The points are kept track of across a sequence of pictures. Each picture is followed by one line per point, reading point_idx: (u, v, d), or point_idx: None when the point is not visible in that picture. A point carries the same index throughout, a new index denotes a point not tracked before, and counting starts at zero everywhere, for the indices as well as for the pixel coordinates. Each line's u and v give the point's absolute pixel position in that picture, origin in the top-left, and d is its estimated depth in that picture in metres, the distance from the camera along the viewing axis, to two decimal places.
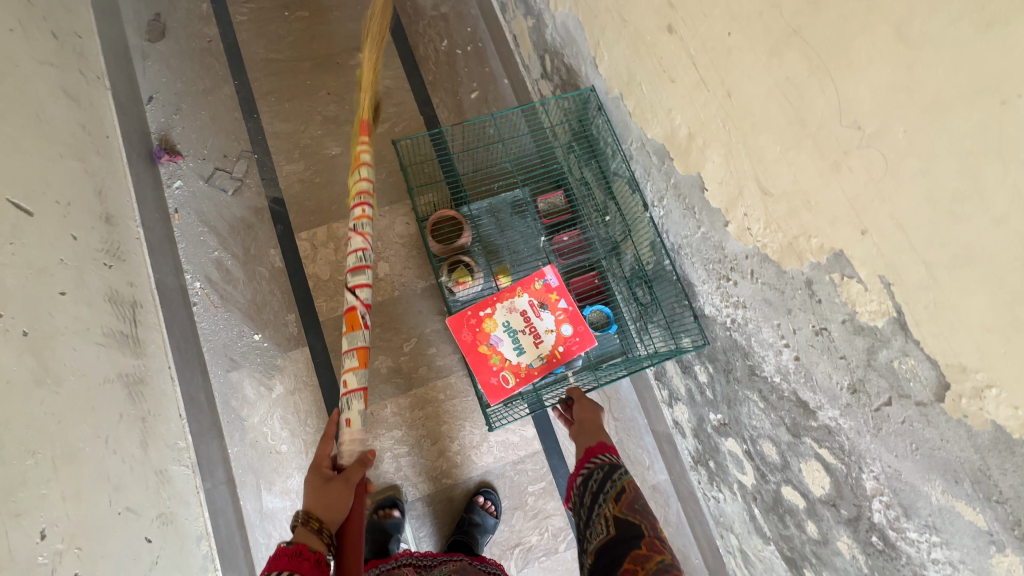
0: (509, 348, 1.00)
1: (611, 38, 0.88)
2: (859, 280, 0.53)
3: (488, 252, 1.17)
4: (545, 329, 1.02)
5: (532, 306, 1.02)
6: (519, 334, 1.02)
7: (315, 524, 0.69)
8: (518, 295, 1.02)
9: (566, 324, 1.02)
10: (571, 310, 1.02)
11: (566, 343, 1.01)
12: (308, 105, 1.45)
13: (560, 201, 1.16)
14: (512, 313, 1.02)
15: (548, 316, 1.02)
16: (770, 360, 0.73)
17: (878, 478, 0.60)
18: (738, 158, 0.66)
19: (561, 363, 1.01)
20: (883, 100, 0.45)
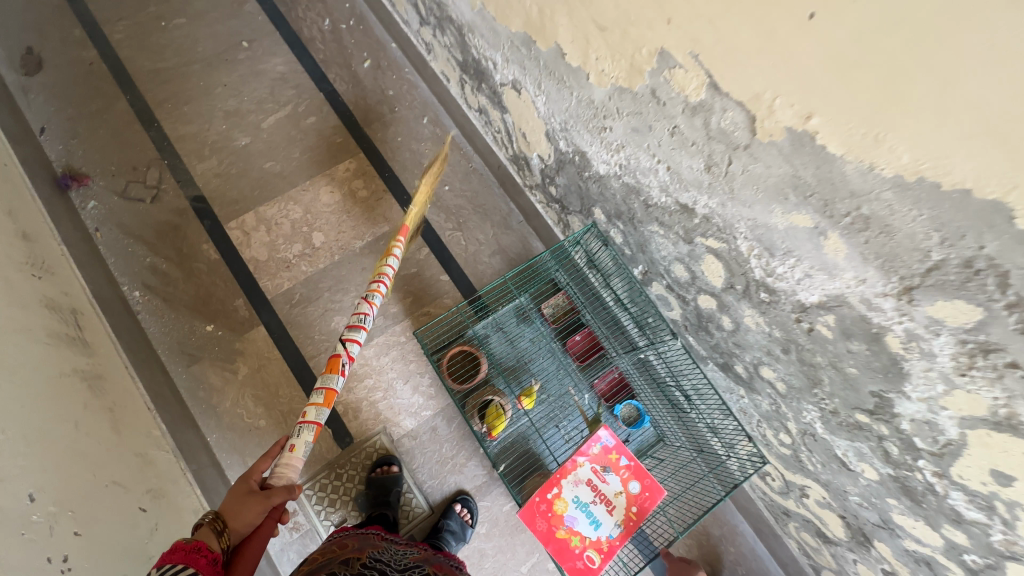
0: (586, 526, 0.96)
1: None
2: (679, 66, 0.65)
3: (508, 373, 1.30)
4: (613, 491, 0.98)
5: (595, 472, 0.99)
6: (591, 506, 0.97)
7: (219, 525, 0.74)
8: (579, 465, 0.97)
9: (633, 481, 0.97)
10: (632, 465, 0.96)
11: (639, 502, 0.96)
12: (207, 104, 1.48)
13: (563, 303, 1.34)
14: (578, 486, 0.98)
15: (613, 478, 0.97)
16: (654, 185, 0.85)
17: (747, 235, 0.72)
18: (577, 11, 0.77)
19: (639, 524, 0.96)
20: None
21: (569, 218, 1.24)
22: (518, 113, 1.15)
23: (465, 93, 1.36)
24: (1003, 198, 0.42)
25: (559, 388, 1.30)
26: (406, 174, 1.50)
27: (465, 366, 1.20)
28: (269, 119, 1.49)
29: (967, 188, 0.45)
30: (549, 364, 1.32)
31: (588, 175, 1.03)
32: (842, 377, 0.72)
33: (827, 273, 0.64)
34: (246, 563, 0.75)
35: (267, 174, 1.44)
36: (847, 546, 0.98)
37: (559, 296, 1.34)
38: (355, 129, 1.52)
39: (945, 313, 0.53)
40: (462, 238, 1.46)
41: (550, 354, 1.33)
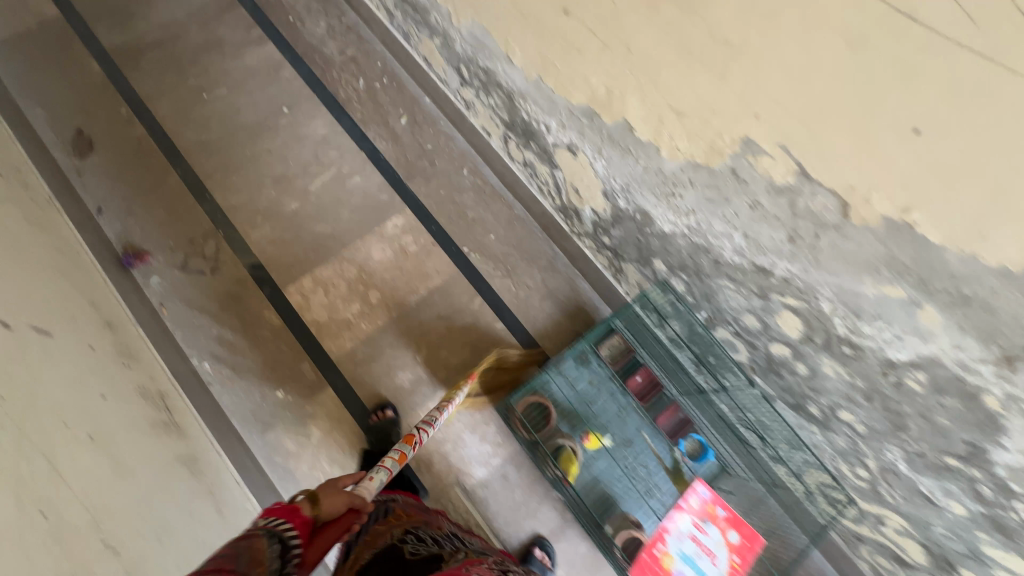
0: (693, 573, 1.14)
1: (516, 32, 1.02)
2: (766, 153, 0.70)
3: (572, 418, 1.36)
4: (715, 542, 1.16)
5: (697, 525, 1.18)
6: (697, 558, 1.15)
7: (310, 498, 0.78)
8: (681, 519, 1.18)
9: (732, 532, 1.15)
10: (730, 515, 1.17)
11: (740, 551, 1.15)
12: (255, 171, 1.53)
13: (620, 345, 1.39)
14: (683, 540, 1.16)
15: (714, 530, 1.16)
16: (727, 246, 0.90)
17: (830, 298, 0.77)
18: (651, 95, 0.82)
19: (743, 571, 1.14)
20: (737, 17, 0.61)
21: (622, 264, 1.29)
22: (571, 171, 1.20)
23: (509, 148, 1.41)
24: None
25: (621, 428, 1.36)
26: (451, 226, 1.55)
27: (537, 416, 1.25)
28: (316, 182, 1.54)
29: None
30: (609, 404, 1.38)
31: (649, 230, 1.08)
32: (931, 425, 0.77)
33: (919, 338, 0.69)
34: (314, 550, 0.75)
35: (320, 237, 1.49)
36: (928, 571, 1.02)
37: (616, 338, 1.39)
38: (399, 185, 1.57)
39: None
40: (511, 284, 1.51)
41: (609, 395, 1.38)
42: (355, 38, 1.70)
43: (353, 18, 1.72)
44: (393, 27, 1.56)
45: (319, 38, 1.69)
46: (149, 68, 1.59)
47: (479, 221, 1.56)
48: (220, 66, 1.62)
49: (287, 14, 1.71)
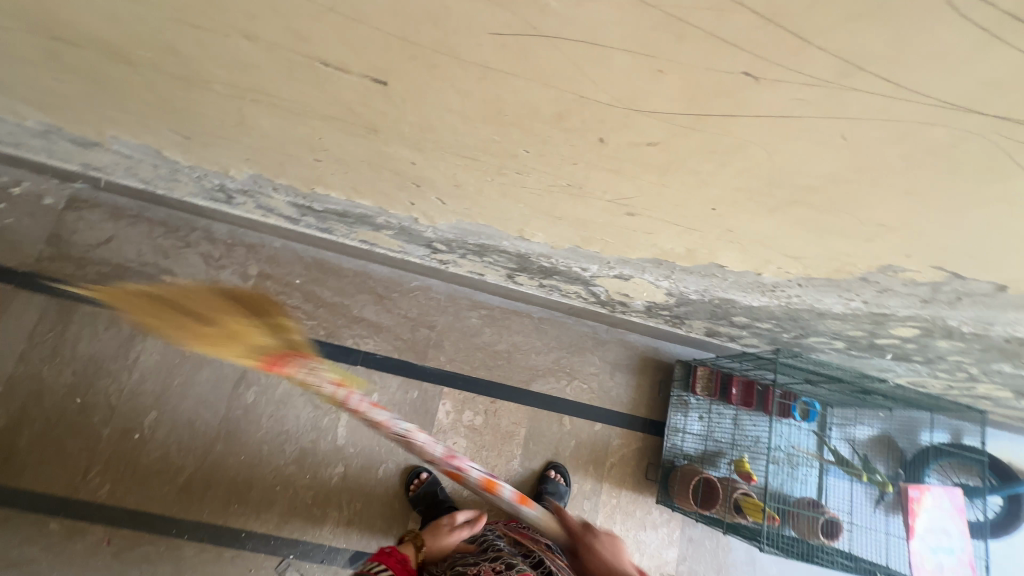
0: (950, 558, 1.01)
1: (539, 225, 0.90)
2: (913, 270, 0.73)
3: (711, 459, 1.42)
4: (941, 515, 1.04)
5: (938, 517, 1.04)
6: (948, 548, 1.02)
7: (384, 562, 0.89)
8: (922, 524, 1.03)
9: (947, 504, 1.05)
10: (936, 487, 1.06)
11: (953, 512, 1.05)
12: (268, 469, 1.25)
13: (707, 373, 1.45)
14: (933, 534, 1.02)
15: (933, 513, 1.04)
16: (838, 305, 0.95)
17: (962, 319, 0.87)
18: (756, 250, 0.79)
19: (945, 529, 1.03)
20: (903, 213, 0.60)
21: (687, 320, 1.31)
22: (617, 287, 1.15)
23: (516, 280, 1.29)
24: None
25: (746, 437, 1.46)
26: (494, 372, 1.43)
27: (696, 492, 1.30)
28: (340, 431, 1.31)
29: None
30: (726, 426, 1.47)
31: (730, 305, 1.10)
32: None
33: None
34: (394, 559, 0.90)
35: (390, 479, 1.31)
36: (1013, 397, 1.31)
37: (700, 370, 1.45)
38: (419, 371, 1.39)
39: None
40: (581, 383, 1.48)
41: (721, 417, 1.47)
42: (247, 253, 1.37)
43: (225, 230, 1.37)
44: (299, 226, 1.26)
45: (207, 279, 1.33)
46: (36, 455, 1.16)
47: (513, 349, 1.46)
48: (121, 389, 1.23)
49: (145, 275, 1.30)
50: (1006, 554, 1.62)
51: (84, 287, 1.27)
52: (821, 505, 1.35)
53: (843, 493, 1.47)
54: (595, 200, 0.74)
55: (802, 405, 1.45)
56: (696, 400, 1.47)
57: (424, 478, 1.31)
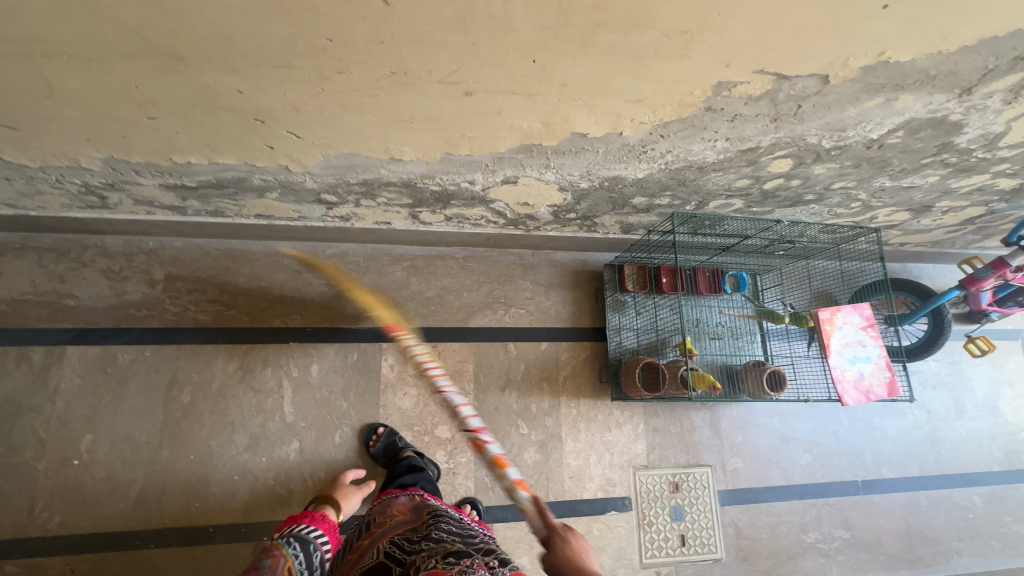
0: (868, 366, 1.07)
1: (399, 137, 0.89)
2: (742, 82, 0.76)
3: (656, 349, 1.47)
4: (854, 330, 1.09)
5: (851, 333, 1.09)
6: (864, 357, 1.08)
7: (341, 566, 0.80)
8: (838, 341, 1.08)
9: (858, 320, 1.10)
10: (843, 307, 1.10)
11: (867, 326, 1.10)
12: (222, 462, 1.24)
13: (635, 269, 1.48)
14: (850, 347, 1.08)
15: (847, 329, 1.09)
16: (710, 153, 0.98)
17: (817, 132, 0.91)
18: (602, 103, 0.80)
19: (859, 342, 1.08)
20: (693, 9, 0.61)
21: (596, 219, 1.33)
22: (512, 196, 1.16)
23: (421, 219, 1.29)
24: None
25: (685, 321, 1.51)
26: (429, 319, 1.44)
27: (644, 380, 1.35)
28: (287, 409, 1.30)
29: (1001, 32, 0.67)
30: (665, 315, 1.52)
31: (621, 184, 1.12)
32: (909, 153, 1.00)
33: (896, 115, 0.86)
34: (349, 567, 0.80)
35: (349, 442, 1.31)
36: (911, 219, 1.38)
37: (628, 268, 1.48)
38: (354, 334, 1.39)
39: (995, 86, 0.79)
40: (518, 310, 1.50)
41: (658, 308, 1.51)
42: (148, 259, 1.33)
43: (120, 242, 1.32)
44: (189, 215, 1.23)
45: (112, 293, 1.29)
46: None
47: (444, 292, 1.46)
48: (49, 421, 1.20)
49: (44, 304, 1.26)
50: (948, 373, 1.73)
51: None
52: (763, 364, 1.41)
53: (785, 350, 1.54)
54: (428, 85, 0.74)
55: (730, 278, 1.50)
56: (632, 297, 1.51)
57: (381, 432, 1.31)
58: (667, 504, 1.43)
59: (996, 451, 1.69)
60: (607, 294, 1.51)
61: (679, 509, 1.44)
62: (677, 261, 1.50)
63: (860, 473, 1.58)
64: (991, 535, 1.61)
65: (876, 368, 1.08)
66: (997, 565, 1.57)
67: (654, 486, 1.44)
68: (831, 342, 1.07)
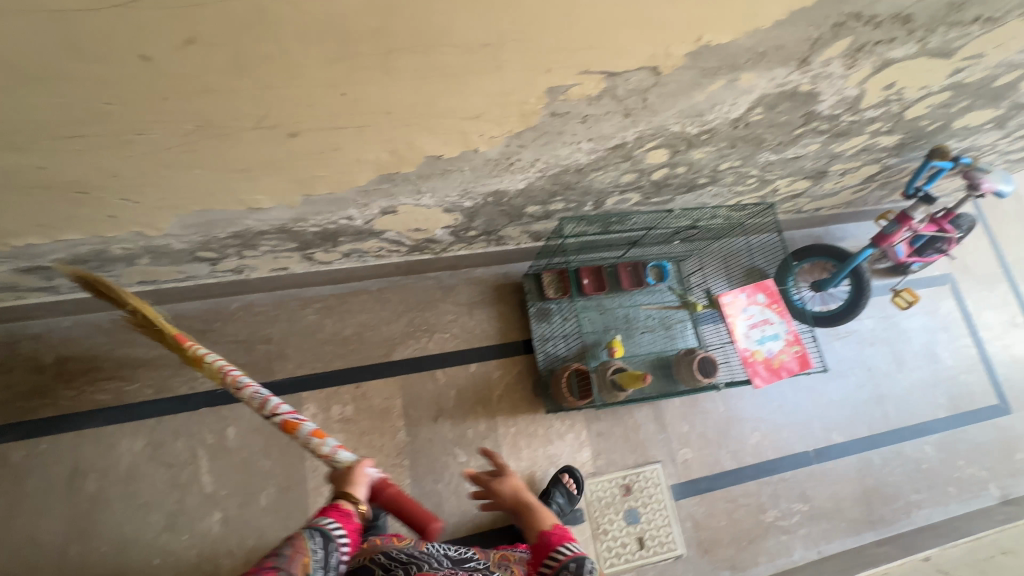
0: (776, 343, 1.06)
1: (246, 186, 0.84)
2: (574, 85, 0.73)
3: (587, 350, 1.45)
4: (758, 310, 1.08)
5: (756, 312, 1.08)
6: (771, 335, 1.07)
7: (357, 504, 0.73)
8: (742, 325, 1.07)
9: (760, 296, 1.09)
10: (747, 287, 1.10)
11: (772, 299, 1.09)
12: (138, 548, 1.16)
13: (554, 276, 1.46)
14: (756, 328, 1.07)
15: (751, 309, 1.08)
16: (579, 155, 0.96)
17: (679, 120, 0.89)
18: (441, 124, 0.77)
19: (765, 321, 1.08)
20: (481, 23, 0.58)
21: (500, 232, 1.29)
22: (400, 224, 1.12)
23: (318, 259, 1.24)
24: None
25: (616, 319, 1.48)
26: (350, 359, 1.38)
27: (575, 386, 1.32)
28: (204, 480, 1.23)
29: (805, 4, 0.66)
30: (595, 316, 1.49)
31: (508, 197, 1.09)
32: (778, 127, 0.99)
33: (746, 94, 0.85)
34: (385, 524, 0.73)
35: (276, 503, 1.24)
36: (813, 186, 1.39)
37: (546, 275, 1.46)
38: (270, 388, 1.32)
39: (830, 53, 0.78)
40: (443, 334, 1.45)
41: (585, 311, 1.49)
42: (33, 343, 1.24)
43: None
44: (66, 292, 1.16)
45: None
46: None
47: (362, 329, 1.41)
48: None
49: None
50: (884, 328, 1.74)
51: None
52: (694, 350, 1.39)
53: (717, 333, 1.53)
54: (242, 131, 0.70)
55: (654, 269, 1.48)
56: (556, 304, 1.48)
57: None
58: (622, 507, 1.40)
59: (941, 397, 1.71)
60: (531, 305, 1.48)
61: (635, 510, 1.40)
62: (596, 260, 1.49)
63: (810, 444, 1.57)
64: (946, 481, 1.62)
65: (784, 343, 1.07)
66: (957, 511, 1.58)
67: (606, 491, 1.41)
68: (734, 322, 1.07)
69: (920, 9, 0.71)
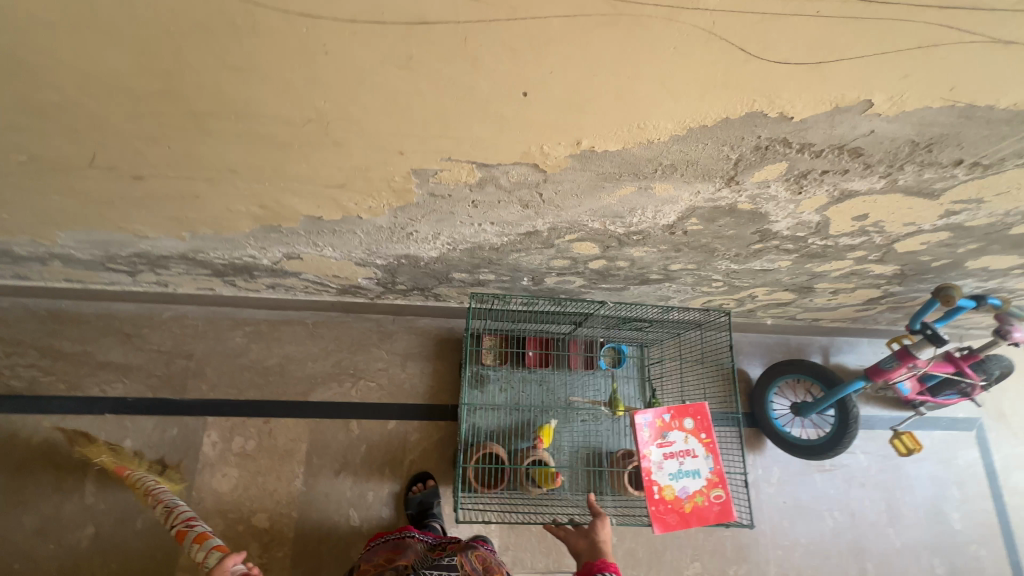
0: (695, 483, 0.93)
1: (119, 215, 0.80)
2: (441, 170, 0.63)
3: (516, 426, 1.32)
4: (682, 439, 0.96)
5: (678, 441, 0.95)
6: (691, 472, 0.94)
7: None
8: (660, 455, 0.94)
9: (688, 422, 0.96)
10: (672, 408, 0.97)
11: (701, 428, 0.96)
12: (4, 547, 1.14)
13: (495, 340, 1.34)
14: (676, 461, 0.94)
15: (674, 437, 0.95)
16: (489, 236, 0.86)
17: (594, 219, 0.77)
18: (304, 188, 0.69)
19: (686, 453, 0.94)
20: (288, 98, 0.50)
21: (434, 290, 1.20)
22: (315, 269, 1.06)
23: (242, 286, 1.19)
24: (735, 115, 0.51)
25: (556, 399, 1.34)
26: (266, 391, 1.33)
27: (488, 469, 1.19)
28: (87, 489, 1.20)
29: (706, 122, 0.53)
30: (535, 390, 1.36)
31: (424, 262, 1.00)
32: (727, 239, 0.85)
33: (669, 203, 0.72)
34: None
35: (151, 529, 1.19)
36: (799, 299, 1.20)
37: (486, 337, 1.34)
38: (178, 406, 1.28)
39: (763, 176, 0.64)
40: (369, 382, 1.37)
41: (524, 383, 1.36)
42: None
43: None
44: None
45: None
46: None
47: (287, 362, 1.35)
48: None
49: None
50: (880, 469, 1.49)
51: None
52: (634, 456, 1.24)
53: None
54: (79, 169, 0.65)
55: (607, 351, 1.33)
56: (494, 372, 1.35)
57: (427, 485, 1.28)
58: None
59: (939, 568, 1.43)
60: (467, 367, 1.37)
61: None
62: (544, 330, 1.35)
63: None
64: None
65: (704, 484, 0.94)
66: None
67: None
68: (650, 448, 0.94)
69: (871, 145, 0.56)
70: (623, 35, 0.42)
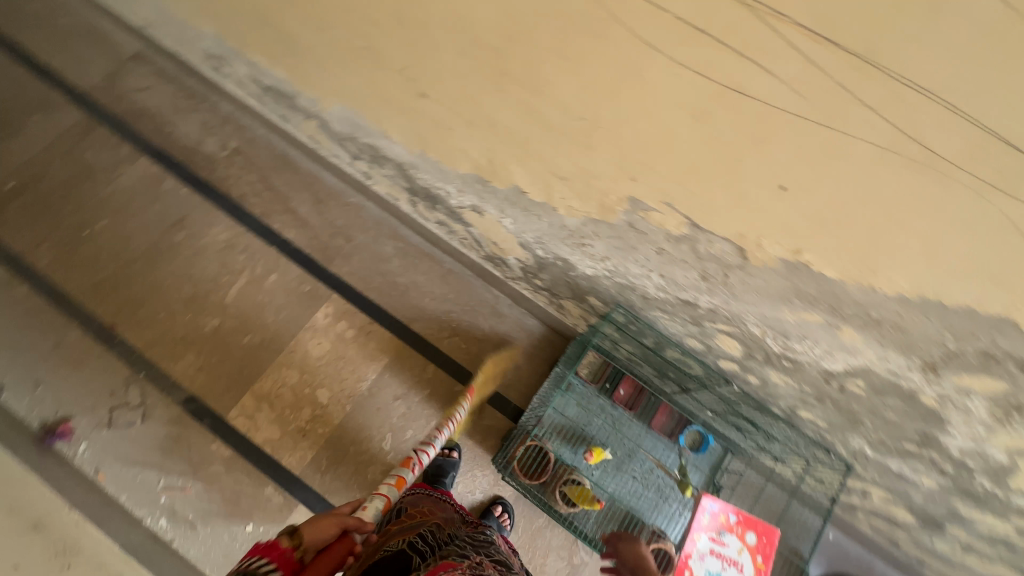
0: None
1: (384, 114, 0.98)
2: (654, 209, 0.68)
3: (571, 439, 1.32)
4: (736, 549, 0.92)
5: (730, 546, 0.92)
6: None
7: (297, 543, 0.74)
8: (703, 545, 0.92)
9: (749, 535, 0.92)
10: (742, 515, 0.93)
11: (763, 550, 0.91)
12: (163, 297, 1.44)
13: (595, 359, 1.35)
14: (718, 562, 0.91)
15: (729, 539, 0.92)
16: (650, 284, 0.88)
17: (759, 324, 0.76)
18: (531, 164, 0.78)
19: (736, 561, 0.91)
20: (580, 95, 0.58)
21: (562, 301, 1.25)
22: (484, 229, 1.16)
23: (419, 210, 1.35)
24: (980, 307, 0.49)
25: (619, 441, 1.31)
26: (385, 300, 1.49)
27: (531, 464, 1.28)
28: (231, 292, 1.45)
29: (943, 297, 0.51)
30: (605, 422, 1.33)
31: (573, 272, 1.05)
32: (883, 420, 0.77)
33: (847, 353, 0.68)
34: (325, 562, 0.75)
35: (251, 349, 1.41)
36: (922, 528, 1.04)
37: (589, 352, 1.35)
38: (320, 272, 1.50)
39: (969, 383, 0.59)
40: (462, 342, 1.47)
41: (600, 411, 1.34)
42: (235, 130, 1.62)
43: (228, 109, 1.63)
44: (269, 112, 1.47)
45: (196, 140, 1.60)
46: (18, 219, 1.47)
47: (412, 287, 1.50)
48: (95, 196, 1.51)
49: (156, 122, 1.61)
50: None
51: (112, 118, 1.60)
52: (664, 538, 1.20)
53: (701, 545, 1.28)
54: (389, 70, 0.81)
55: (692, 433, 1.26)
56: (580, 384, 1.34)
57: (456, 454, 1.35)
58: None
59: None
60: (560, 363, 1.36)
61: None
62: (643, 377, 1.31)
63: None
64: None
65: None
66: None
67: None
68: (701, 535, 0.92)
69: None
70: (916, 185, 0.44)
